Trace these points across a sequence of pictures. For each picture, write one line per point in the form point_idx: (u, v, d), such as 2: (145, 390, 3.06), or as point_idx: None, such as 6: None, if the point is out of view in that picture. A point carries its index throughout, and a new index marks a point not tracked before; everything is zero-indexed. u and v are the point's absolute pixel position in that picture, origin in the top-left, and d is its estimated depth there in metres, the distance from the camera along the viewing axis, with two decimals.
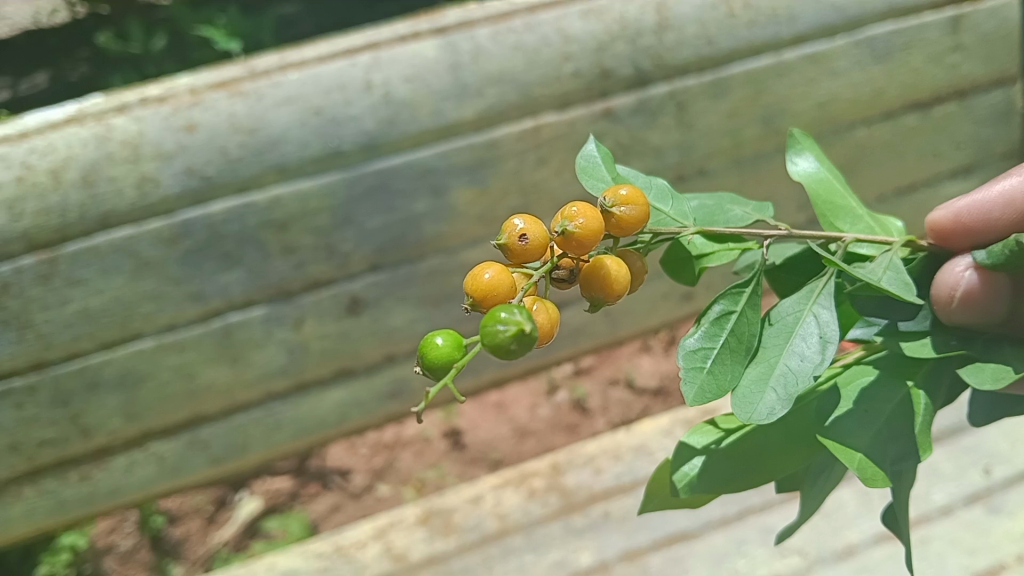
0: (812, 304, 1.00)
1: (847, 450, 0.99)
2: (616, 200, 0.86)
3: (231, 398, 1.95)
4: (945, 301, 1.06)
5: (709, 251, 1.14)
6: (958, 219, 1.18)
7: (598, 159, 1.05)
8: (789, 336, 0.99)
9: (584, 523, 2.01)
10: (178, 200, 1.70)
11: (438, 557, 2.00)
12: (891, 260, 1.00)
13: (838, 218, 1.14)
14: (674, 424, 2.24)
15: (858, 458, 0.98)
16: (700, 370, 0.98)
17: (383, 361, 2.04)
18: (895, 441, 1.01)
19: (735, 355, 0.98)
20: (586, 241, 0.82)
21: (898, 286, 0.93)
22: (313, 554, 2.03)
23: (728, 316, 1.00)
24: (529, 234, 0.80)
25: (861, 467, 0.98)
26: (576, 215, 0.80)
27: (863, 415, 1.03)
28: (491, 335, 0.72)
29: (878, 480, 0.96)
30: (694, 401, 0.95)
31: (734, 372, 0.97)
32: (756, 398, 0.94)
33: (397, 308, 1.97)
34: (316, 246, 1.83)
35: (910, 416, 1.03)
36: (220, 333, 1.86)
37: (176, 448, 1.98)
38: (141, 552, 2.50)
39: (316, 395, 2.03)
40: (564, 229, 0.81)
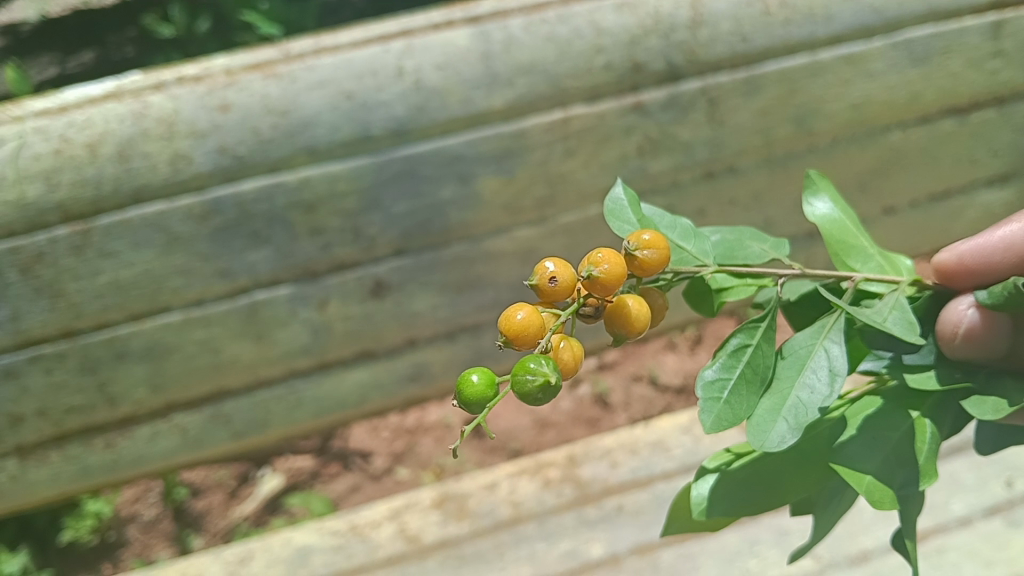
0: (825, 339, 1.05)
1: (855, 474, 1.03)
2: (638, 246, 0.93)
3: (255, 374, 1.99)
4: (948, 338, 1.11)
5: (729, 285, 1.16)
6: (961, 262, 1.22)
7: (625, 202, 1.13)
8: (801, 369, 1.04)
9: (597, 515, 2.02)
10: (210, 177, 1.73)
11: (451, 541, 2.02)
12: (899, 302, 1.06)
13: (850, 256, 1.19)
14: (693, 421, 2.23)
15: (865, 482, 1.02)
16: (717, 400, 1.02)
17: (405, 346, 2.07)
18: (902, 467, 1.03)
19: (751, 385, 1.03)
20: (609, 283, 0.89)
21: (904, 326, 1.00)
22: (328, 531, 2.06)
23: (744, 349, 1.05)
24: (558, 279, 0.87)
25: (867, 490, 1.01)
26: (602, 261, 0.88)
27: (869, 441, 1.06)
28: (522, 384, 0.81)
29: (886, 503, 1.00)
30: (711, 428, 1.00)
31: (749, 403, 1.02)
32: (768, 426, 0.99)
33: (420, 293, 1.99)
34: (342, 229, 1.85)
35: (916, 444, 1.04)
36: (246, 310, 1.89)
37: (199, 422, 2.02)
38: (164, 522, 2.55)
39: (338, 375, 2.05)
40: (590, 273, 0.88)
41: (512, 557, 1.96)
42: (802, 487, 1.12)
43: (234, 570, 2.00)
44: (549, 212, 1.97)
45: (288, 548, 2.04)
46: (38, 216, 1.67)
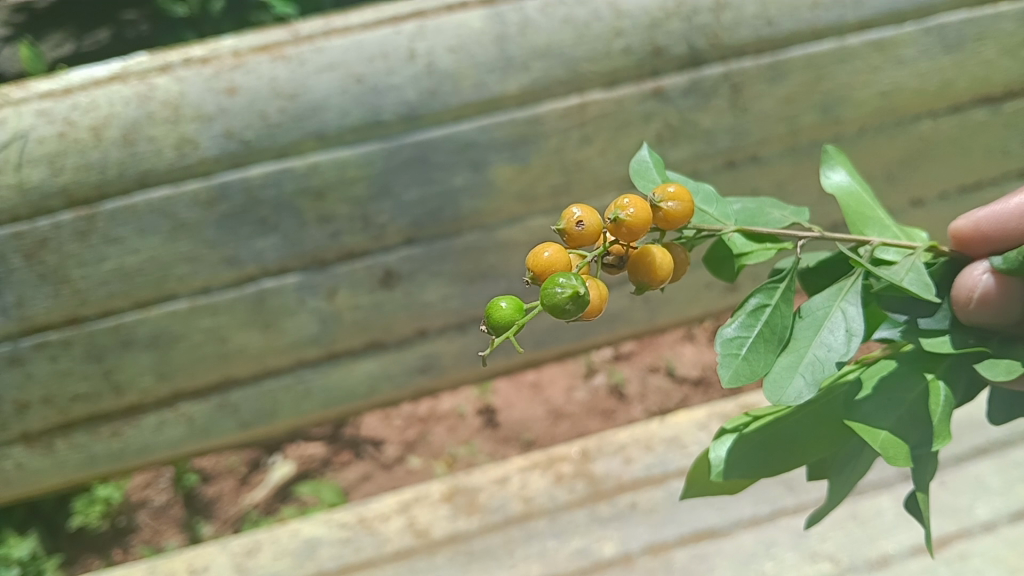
0: (842, 302, 1.03)
1: (870, 431, 1.01)
2: (666, 195, 0.89)
3: (262, 363, 1.95)
4: (962, 302, 1.05)
5: (749, 250, 1.15)
6: (976, 228, 1.20)
7: (650, 163, 1.11)
8: (818, 328, 1.02)
9: (609, 512, 1.98)
10: (217, 162, 1.68)
11: (460, 536, 1.98)
12: (914, 263, 1.03)
13: (868, 226, 1.18)
14: (711, 416, 2.18)
15: (880, 438, 1.00)
16: (736, 356, 1.02)
17: (416, 337, 2.01)
18: (917, 427, 1.01)
19: (768, 343, 1.03)
20: (636, 228, 0.85)
21: (920, 290, 0.97)
22: (336, 524, 2.03)
23: (763, 309, 1.05)
24: (584, 222, 0.86)
25: (882, 447, 0.99)
26: (627, 204, 0.84)
27: (886, 401, 1.03)
28: (550, 296, 0.79)
29: (899, 460, 0.98)
30: (728, 382, 1.00)
31: (766, 361, 1.01)
32: (783, 381, 0.98)
33: (431, 283, 1.93)
34: (352, 216, 1.80)
35: (932, 407, 1.02)
36: (254, 298, 1.85)
37: (206, 411, 1.98)
38: (175, 507, 2.55)
39: (347, 366, 2.00)
40: (616, 218, 0.85)
41: (522, 555, 1.92)
42: (816, 451, 1.10)
43: (241, 561, 1.97)
44: (563, 202, 1.91)
45: (295, 540, 2.00)
46: (42, 201, 1.64)
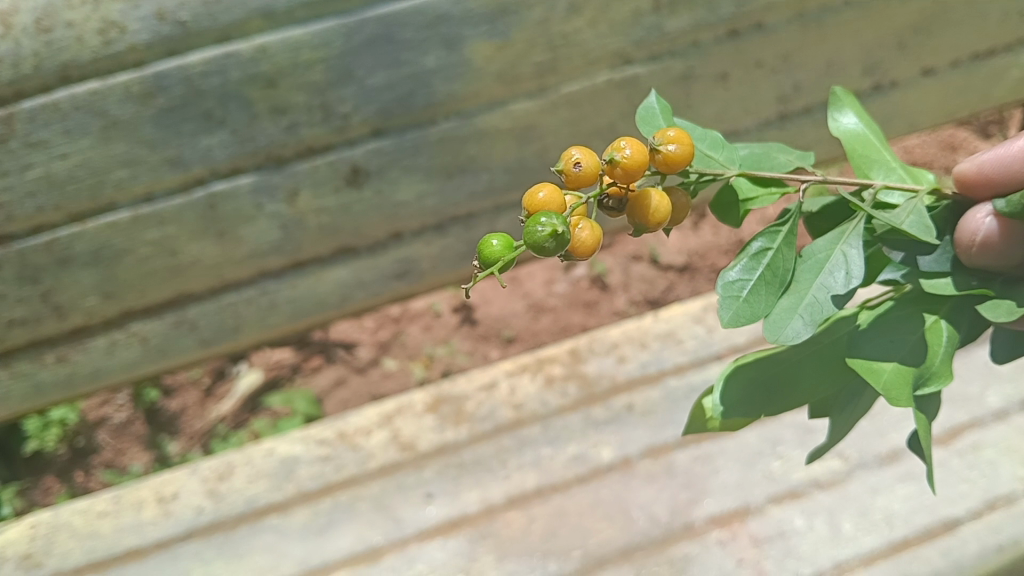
0: (844, 244, 0.94)
1: (874, 370, 0.96)
2: (664, 138, 0.81)
3: (220, 276, 1.74)
4: (965, 247, 1.01)
5: (755, 194, 1.02)
6: (981, 171, 1.16)
7: (658, 108, 0.97)
8: (819, 269, 0.94)
9: (604, 415, 1.87)
10: (149, 49, 1.44)
11: (448, 447, 1.86)
12: (915, 206, 0.97)
13: (873, 169, 1.08)
14: (706, 309, 2.04)
15: (883, 378, 0.95)
16: (737, 299, 0.93)
17: (390, 239, 1.81)
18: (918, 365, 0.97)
19: (771, 286, 0.93)
20: (632, 170, 0.78)
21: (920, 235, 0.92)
22: (314, 441, 1.90)
23: (766, 252, 0.94)
24: (584, 164, 0.77)
25: (885, 386, 0.95)
26: (624, 144, 0.76)
27: (887, 341, 1.00)
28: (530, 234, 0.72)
29: (902, 399, 0.93)
30: (729, 325, 0.91)
31: (767, 303, 0.92)
32: (783, 326, 0.91)
33: (404, 180, 1.72)
34: (309, 106, 1.58)
35: (932, 346, 0.99)
36: (204, 205, 1.63)
37: (161, 330, 1.79)
38: (136, 424, 2.43)
39: (315, 275, 1.80)
40: (612, 159, 0.77)
41: (515, 465, 1.81)
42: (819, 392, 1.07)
43: (214, 486, 1.84)
44: (549, 82, 1.68)
45: (271, 459, 1.88)
46: None
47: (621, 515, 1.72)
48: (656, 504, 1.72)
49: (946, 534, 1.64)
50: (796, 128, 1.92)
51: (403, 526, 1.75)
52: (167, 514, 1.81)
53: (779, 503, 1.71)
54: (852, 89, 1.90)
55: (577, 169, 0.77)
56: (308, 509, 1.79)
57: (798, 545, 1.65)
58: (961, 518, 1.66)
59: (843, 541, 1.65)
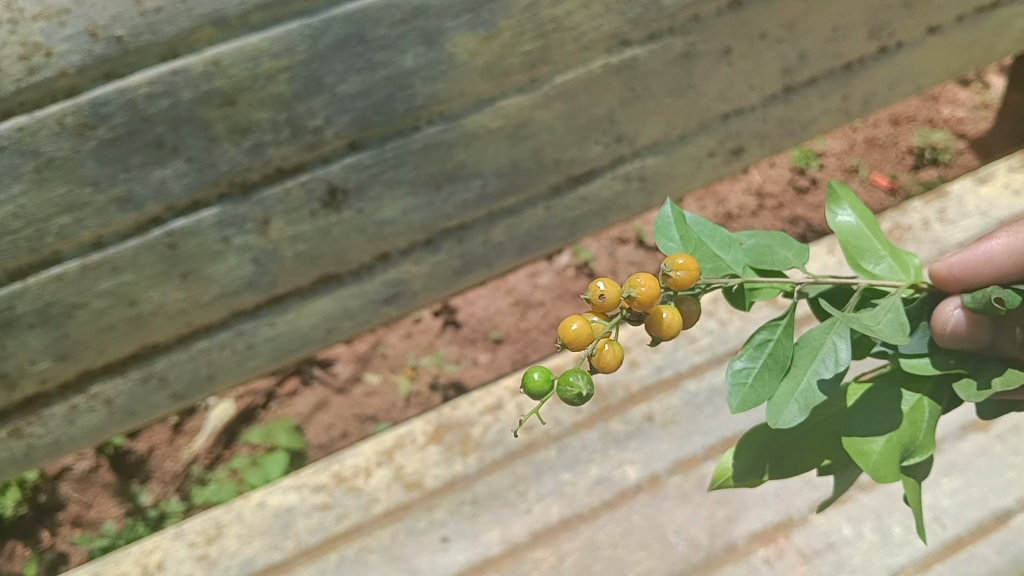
0: (835, 334, 0.98)
1: (865, 450, 1.07)
2: (673, 263, 0.84)
3: (187, 322, 1.54)
4: (936, 332, 1.08)
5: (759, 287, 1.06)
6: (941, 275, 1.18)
7: (672, 218, 1.02)
8: (814, 355, 0.98)
9: (625, 430, 1.72)
10: (83, 75, 1.23)
11: (458, 481, 1.70)
12: (893, 304, 1.02)
13: (864, 259, 1.18)
14: (717, 300, 1.88)
15: (872, 459, 1.06)
16: (743, 385, 0.98)
17: (375, 262, 1.62)
18: (905, 443, 1.07)
19: (773, 372, 0.98)
20: (648, 302, 0.81)
21: (896, 333, 0.97)
22: (309, 488, 1.72)
23: (768, 342, 0.99)
24: (608, 295, 0.81)
25: (873, 466, 1.06)
26: (639, 284, 0.79)
27: (877, 417, 1.09)
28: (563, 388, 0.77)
29: (890, 479, 1.04)
30: (737, 410, 0.96)
31: (770, 388, 0.97)
32: (784, 410, 0.96)
33: (388, 196, 1.53)
34: (274, 123, 1.37)
35: (916, 421, 1.09)
36: (164, 245, 1.43)
37: (127, 388, 1.59)
38: (102, 472, 2.22)
39: (296, 310, 1.61)
40: (629, 294, 0.80)
41: (535, 496, 1.66)
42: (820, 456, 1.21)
43: (204, 551, 1.67)
44: (541, 73, 1.49)
45: (263, 514, 1.70)
46: None
47: (658, 542, 1.59)
48: (694, 526, 1.59)
49: (1001, 528, 1.54)
50: (801, 102, 1.79)
51: None
52: None
53: (821, 510, 1.59)
54: (856, 54, 1.75)
55: (601, 299, 0.81)
56: (313, 568, 1.64)
57: (849, 557, 1.54)
58: (1012, 509, 1.56)
59: (894, 548, 1.53)
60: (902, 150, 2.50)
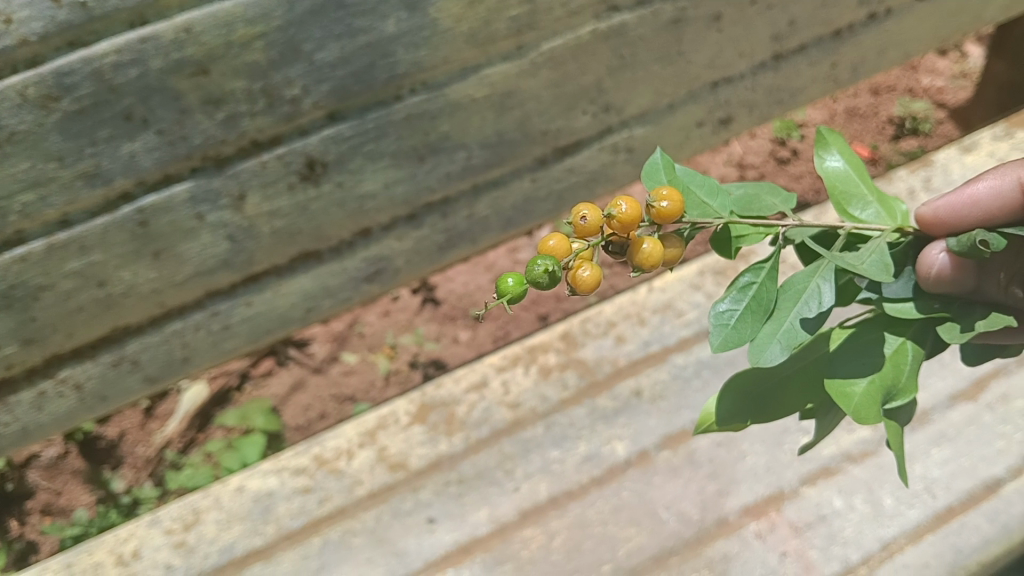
0: (820, 277, 0.96)
1: (846, 392, 1.02)
2: (659, 195, 0.82)
3: (160, 303, 1.48)
4: (922, 275, 1.04)
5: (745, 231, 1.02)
6: (932, 217, 1.15)
7: (660, 163, 0.96)
8: (798, 297, 0.96)
9: (613, 406, 1.69)
10: (44, 42, 1.14)
11: (443, 462, 1.66)
12: (878, 247, 1.01)
13: (851, 204, 1.15)
14: (704, 273, 1.85)
15: (854, 401, 1.01)
16: (726, 326, 0.94)
17: (356, 238, 1.57)
18: (889, 385, 1.03)
19: (756, 315, 0.94)
20: (628, 225, 0.78)
21: (877, 275, 0.96)
22: (290, 472, 1.68)
23: (752, 286, 0.96)
24: (587, 216, 0.79)
25: (855, 408, 1.00)
26: (618, 202, 0.78)
27: (860, 361, 1.05)
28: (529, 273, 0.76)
29: (872, 419, 0.99)
30: (720, 349, 0.92)
31: (754, 328, 0.94)
32: (765, 346, 0.93)
33: (368, 168, 1.47)
34: (249, 93, 1.29)
35: (898, 363, 1.04)
36: (134, 222, 1.36)
37: (97, 372, 1.52)
38: (71, 458, 2.16)
39: (273, 289, 1.56)
40: (609, 214, 0.78)
41: (523, 474, 1.63)
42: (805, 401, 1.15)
43: (181, 538, 1.62)
44: (527, 39, 1.43)
45: (242, 499, 1.65)
46: None
47: (649, 518, 1.56)
48: (684, 501, 1.56)
49: (990, 497, 1.53)
50: (790, 70, 1.75)
51: (408, 561, 1.56)
52: None
53: (812, 483, 1.56)
54: (845, 21, 1.72)
55: (581, 221, 0.79)
56: (296, 553, 1.59)
57: (841, 529, 1.51)
58: (1002, 479, 1.55)
59: (887, 518, 1.51)
60: (882, 120, 2.46)
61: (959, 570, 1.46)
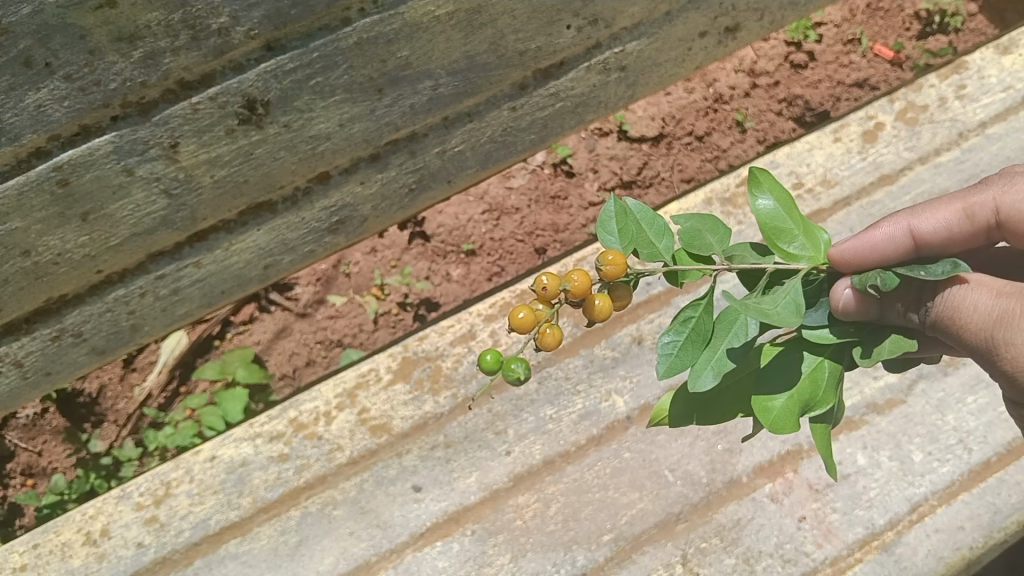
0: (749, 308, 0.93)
1: (764, 407, 0.96)
2: (607, 260, 0.89)
3: (96, 269, 1.29)
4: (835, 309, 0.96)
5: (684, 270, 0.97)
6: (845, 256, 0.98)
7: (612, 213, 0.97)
8: (729, 328, 0.93)
9: (612, 355, 1.53)
10: None
11: (428, 422, 1.52)
12: (792, 284, 0.93)
13: (781, 240, 1.00)
14: (710, 202, 1.66)
15: (770, 416, 0.96)
16: (671, 354, 0.92)
17: (314, 185, 1.39)
18: (805, 399, 0.96)
19: (694, 344, 0.93)
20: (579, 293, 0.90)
21: (792, 316, 0.89)
22: (265, 439, 1.53)
23: (692, 318, 0.93)
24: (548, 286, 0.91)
25: (770, 421, 0.96)
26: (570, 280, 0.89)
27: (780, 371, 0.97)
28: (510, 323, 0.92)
29: (784, 432, 0.94)
30: (665, 375, 0.90)
31: (691, 359, 0.92)
32: (693, 381, 0.92)
33: (320, 106, 1.27)
34: (167, 26, 1.08)
35: (817, 376, 0.97)
36: (53, 182, 1.16)
37: (36, 347, 1.34)
38: (48, 417, 2.02)
39: (225, 247, 1.38)
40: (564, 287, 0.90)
41: (516, 435, 1.50)
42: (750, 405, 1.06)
43: (152, 514, 1.49)
44: None
45: (216, 470, 1.52)
46: None
47: (652, 480, 1.43)
48: (691, 462, 1.44)
49: None
50: None
51: (394, 532, 1.46)
52: (101, 558, 1.47)
53: (834, 437, 1.43)
54: None
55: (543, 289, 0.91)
56: (273, 528, 1.48)
57: (865, 491, 1.39)
58: None
59: (916, 477, 1.39)
60: (908, 15, 2.22)
61: (996, 532, 1.34)
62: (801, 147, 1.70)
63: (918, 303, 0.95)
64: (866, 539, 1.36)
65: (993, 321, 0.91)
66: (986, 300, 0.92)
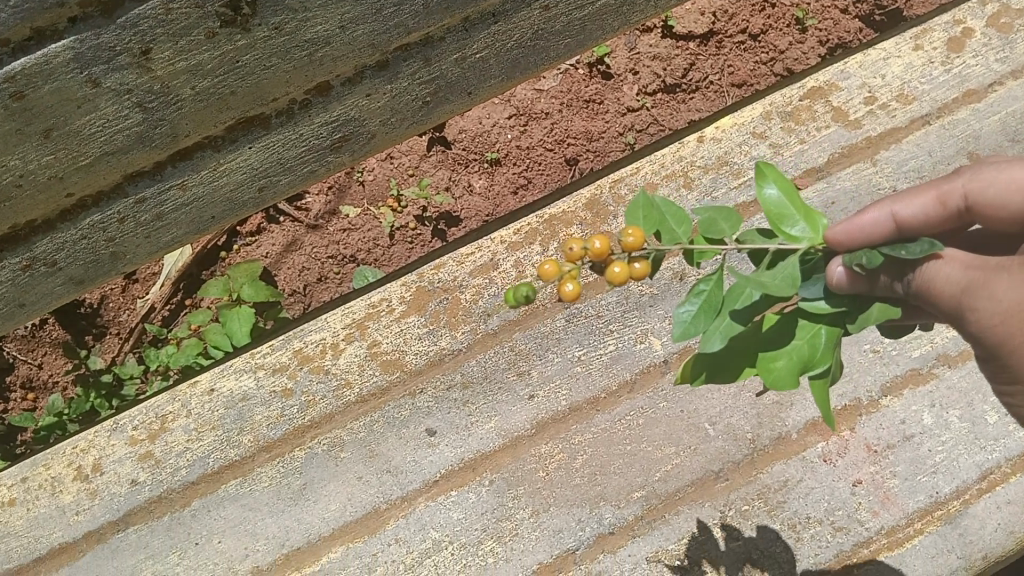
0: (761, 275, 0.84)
1: (766, 363, 0.84)
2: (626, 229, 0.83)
3: (65, 191, 1.14)
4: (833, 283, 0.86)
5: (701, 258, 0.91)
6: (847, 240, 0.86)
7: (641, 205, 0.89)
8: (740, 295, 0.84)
9: (651, 292, 1.38)
10: None
11: (443, 358, 1.38)
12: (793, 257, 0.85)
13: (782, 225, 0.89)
14: (770, 118, 1.46)
15: (770, 370, 0.84)
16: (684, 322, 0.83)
17: (312, 96, 1.21)
18: (808, 355, 0.85)
19: (707, 313, 0.83)
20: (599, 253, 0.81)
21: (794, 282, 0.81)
22: (267, 371, 1.39)
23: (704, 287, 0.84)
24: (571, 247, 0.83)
25: (771, 374, 0.84)
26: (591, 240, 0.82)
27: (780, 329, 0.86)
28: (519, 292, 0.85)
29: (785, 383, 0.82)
30: (678, 339, 0.81)
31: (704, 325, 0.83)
32: (704, 350, 0.82)
33: (317, 6, 1.08)
34: None
35: (817, 333, 0.86)
36: (7, 94, 0.99)
37: (6, 277, 1.21)
38: (48, 329, 1.92)
39: (213, 166, 1.22)
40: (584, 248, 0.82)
41: (540, 377, 1.36)
42: None
43: (147, 449, 1.37)
44: None
45: (215, 401, 1.38)
46: None
47: (691, 434, 1.31)
48: (735, 415, 1.31)
49: None
50: None
51: (405, 479, 1.34)
52: (93, 495, 1.36)
53: (897, 393, 1.30)
54: None
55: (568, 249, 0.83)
56: (274, 469, 1.36)
57: (930, 453, 1.27)
58: None
59: (989, 442, 1.27)
60: None
61: None
62: (876, 54, 1.48)
63: (900, 272, 0.85)
64: (928, 508, 1.24)
65: (960, 290, 0.83)
66: (959, 270, 0.83)
